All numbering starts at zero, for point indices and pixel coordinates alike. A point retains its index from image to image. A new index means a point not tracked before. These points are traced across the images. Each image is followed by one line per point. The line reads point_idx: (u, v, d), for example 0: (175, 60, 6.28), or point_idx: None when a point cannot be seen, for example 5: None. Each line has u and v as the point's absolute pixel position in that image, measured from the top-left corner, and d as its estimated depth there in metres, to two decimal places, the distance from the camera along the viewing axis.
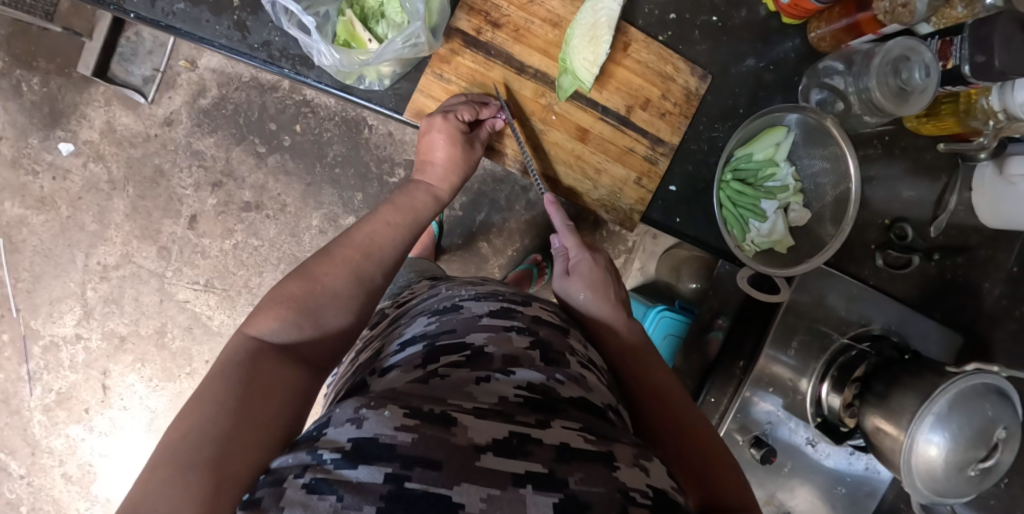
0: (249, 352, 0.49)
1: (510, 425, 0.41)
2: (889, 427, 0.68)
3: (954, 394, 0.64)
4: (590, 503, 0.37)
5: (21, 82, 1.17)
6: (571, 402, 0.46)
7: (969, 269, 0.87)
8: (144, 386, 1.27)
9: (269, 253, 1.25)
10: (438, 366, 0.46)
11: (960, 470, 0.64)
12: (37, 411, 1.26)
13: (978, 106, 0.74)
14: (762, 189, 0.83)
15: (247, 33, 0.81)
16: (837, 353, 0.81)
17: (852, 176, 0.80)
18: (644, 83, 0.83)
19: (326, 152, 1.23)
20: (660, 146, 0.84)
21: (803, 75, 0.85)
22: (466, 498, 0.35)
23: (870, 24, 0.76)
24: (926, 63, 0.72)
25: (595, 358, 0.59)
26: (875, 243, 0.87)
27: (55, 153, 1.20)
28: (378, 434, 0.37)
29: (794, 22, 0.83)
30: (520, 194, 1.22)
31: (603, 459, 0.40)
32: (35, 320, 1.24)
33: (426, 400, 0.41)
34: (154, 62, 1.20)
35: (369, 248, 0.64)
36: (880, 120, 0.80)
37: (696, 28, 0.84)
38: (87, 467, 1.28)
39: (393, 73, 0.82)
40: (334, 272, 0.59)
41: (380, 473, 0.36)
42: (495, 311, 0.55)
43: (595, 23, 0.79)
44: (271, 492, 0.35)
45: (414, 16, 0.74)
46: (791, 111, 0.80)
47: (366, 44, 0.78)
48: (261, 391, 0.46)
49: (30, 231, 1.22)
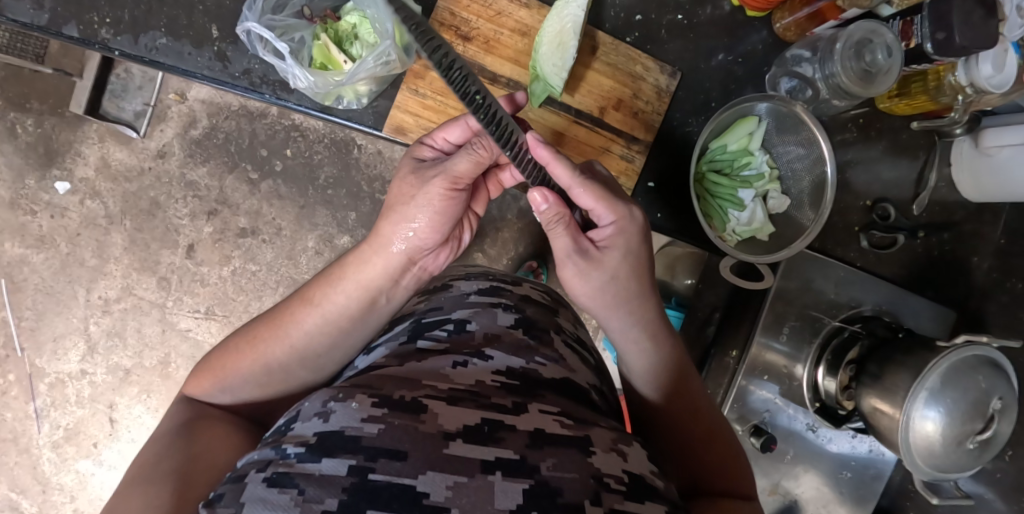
0: (193, 419, 0.59)
1: (483, 412, 0.45)
2: (886, 405, 0.68)
3: (946, 366, 0.64)
4: (562, 490, 0.40)
5: (16, 125, 1.20)
6: (549, 386, 0.51)
7: (958, 245, 0.87)
8: (150, 417, 1.27)
9: (267, 277, 1.27)
10: (424, 339, 0.56)
11: (959, 443, 0.64)
12: (46, 448, 1.27)
13: (946, 81, 0.76)
14: (738, 178, 0.84)
15: (228, 63, 0.83)
16: (830, 336, 0.81)
17: (827, 158, 0.80)
18: (615, 84, 0.85)
19: (317, 174, 1.24)
20: (636, 144, 0.85)
21: (772, 65, 0.86)
22: (431, 486, 0.39)
23: (831, 11, 0.78)
24: (888, 44, 0.74)
25: (582, 334, 0.69)
26: (859, 225, 0.87)
27: (52, 193, 1.22)
28: (344, 426, 0.41)
29: (759, 14, 0.85)
30: (510, 203, 1.23)
31: (580, 445, 0.44)
32: (40, 358, 1.26)
33: (397, 388, 0.46)
34: (145, 97, 1.22)
35: (320, 326, 0.65)
36: (848, 102, 0.81)
37: (663, 27, 0.85)
38: (97, 501, 1.28)
39: (369, 91, 0.84)
40: (276, 351, 0.63)
41: (343, 465, 0.39)
42: (482, 289, 0.65)
43: (561, 30, 0.80)
44: (232, 488, 0.39)
45: (385, 35, 0.78)
46: (760, 101, 0.81)
47: (342, 65, 0.82)
48: (204, 440, 0.56)
49: (31, 270, 1.24)
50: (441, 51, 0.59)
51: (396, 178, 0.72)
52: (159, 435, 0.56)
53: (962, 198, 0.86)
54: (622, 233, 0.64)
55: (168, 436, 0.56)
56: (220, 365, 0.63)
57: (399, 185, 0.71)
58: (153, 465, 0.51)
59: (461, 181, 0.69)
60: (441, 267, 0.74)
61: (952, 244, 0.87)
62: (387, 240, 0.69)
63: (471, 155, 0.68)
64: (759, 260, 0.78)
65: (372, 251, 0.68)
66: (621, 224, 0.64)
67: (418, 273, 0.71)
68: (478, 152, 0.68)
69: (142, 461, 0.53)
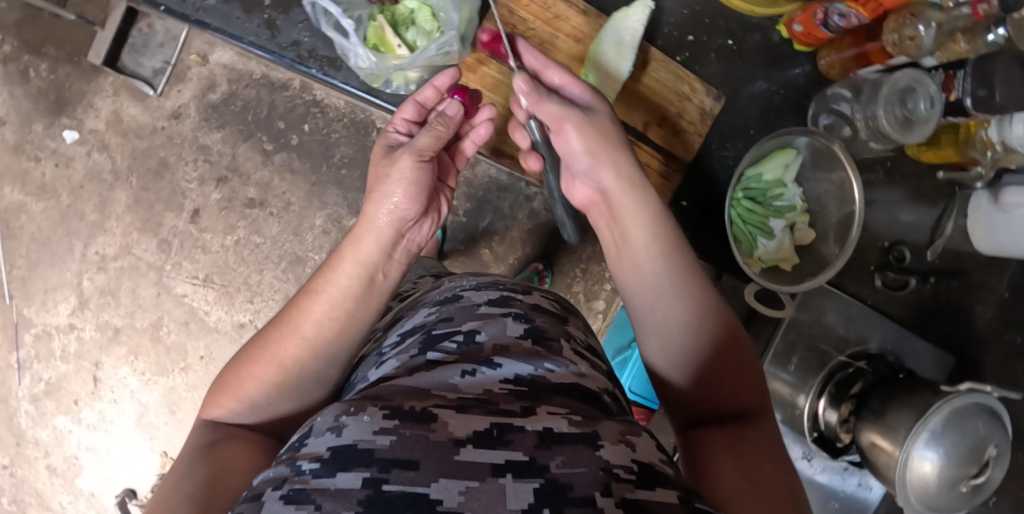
0: (216, 440, 0.59)
1: (492, 418, 0.46)
2: (885, 443, 0.70)
3: (947, 413, 0.66)
4: (571, 486, 0.40)
5: (29, 68, 1.18)
6: (559, 390, 0.52)
7: (963, 293, 0.91)
8: (136, 380, 1.25)
9: (270, 251, 1.24)
10: (434, 351, 0.56)
11: (953, 486, 0.66)
12: (25, 401, 1.25)
13: (978, 136, 0.77)
14: (771, 208, 0.86)
15: (277, 33, 0.91)
16: (834, 371, 0.83)
17: (857, 199, 0.83)
18: (662, 101, 0.87)
19: (332, 152, 1.23)
20: (675, 162, 0.87)
21: (813, 101, 0.91)
22: (443, 494, 0.39)
23: (879, 55, 0.82)
24: (931, 94, 0.76)
25: (592, 343, 0.69)
26: (875, 264, 0.92)
27: (59, 142, 1.20)
28: (357, 440, 0.42)
29: (806, 49, 0.90)
30: (523, 203, 1.24)
31: (588, 440, 0.44)
32: (29, 308, 1.23)
33: (407, 400, 0.47)
34: (165, 55, 1.21)
35: (325, 313, 0.64)
36: (885, 145, 0.84)
37: (713, 50, 0.91)
38: (72, 460, 1.26)
39: (419, 78, 0.90)
40: (287, 347, 0.62)
41: (358, 479, 0.39)
42: (493, 300, 0.65)
43: (620, 42, 0.84)
44: (249, 507, 0.40)
45: (449, 27, 0.84)
46: (801, 134, 0.83)
47: (395, 49, 0.84)
48: (227, 462, 0.55)
49: (28, 218, 1.22)
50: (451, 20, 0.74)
51: (371, 163, 0.75)
52: (184, 460, 0.56)
53: (974, 249, 0.89)
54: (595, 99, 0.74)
55: (192, 459, 0.56)
56: (236, 378, 0.63)
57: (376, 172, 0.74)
58: (173, 491, 0.51)
59: (425, 152, 0.73)
60: (428, 237, 0.75)
61: (959, 291, 0.91)
62: (371, 218, 0.69)
63: (431, 132, 0.74)
64: (783, 287, 0.81)
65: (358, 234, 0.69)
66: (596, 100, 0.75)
67: (407, 247, 0.71)
68: (437, 128, 0.75)
69: (166, 486, 0.52)
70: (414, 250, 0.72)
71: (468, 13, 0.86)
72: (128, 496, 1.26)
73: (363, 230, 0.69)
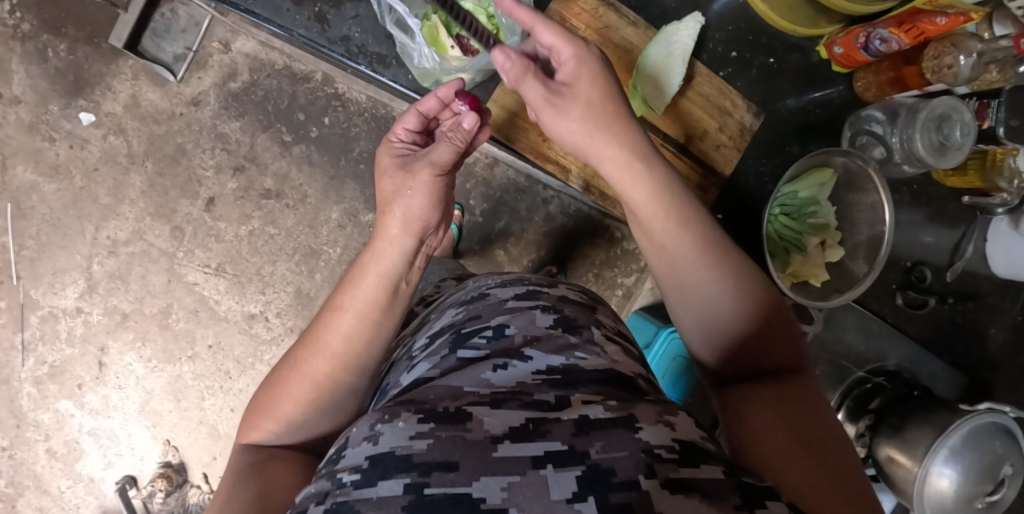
0: (254, 463, 0.56)
1: (528, 411, 0.45)
2: (903, 458, 0.73)
3: (967, 431, 0.69)
4: (614, 470, 0.40)
5: (47, 47, 1.16)
6: (592, 376, 0.51)
7: (980, 316, 0.93)
8: (142, 366, 1.24)
9: (284, 242, 1.24)
10: (465, 347, 0.55)
11: (969, 502, 0.68)
12: (27, 383, 1.23)
13: (1006, 165, 0.81)
14: (807, 225, 0.91)
15: (326, 27, 0.92)
16: (854, 385, 0.88)
17: (887, 219, 0.84)
18: (704, 116, 0.91)
19: (352, 146, 1.23)
20: (713, 176, 0.91)
21: (846, 121, 0.94)
22: (487, 491, 0.38)
23: (916, 78, 0.84)
24: (965, 122, 0.79)
25: (622, 329, 0.67)
26: (896, 283, 0.95)
27: (75, 123, 1.19)
28: (394, 447, 0.41)
29: (842, 70, 0.93)
30: (540, 206, 1.25)
31: (626, 423, 0.44)
32: (35, 290, 1.22)
33: (441, 400, 0.47)
34: (187, 41, 1.20)
35: (355, 327, 0.61)
36: (919, 168, 0.86)
37: (754, 67, 0.94)
38: (74, 444, 1.25)
39: (469, 82, 0.93)
40: (318, 364, 0.60)
41: (399, 485, 0.39)
42: (519, 294, 0.64)
43: (669, 56, 0.88)
44: None
45: (509, 34, 0.89)
46: (841, 155, 0.85)
47: (449, 49, 0.89)
48: (273, 486, 0.53)
49: (40, 199, 1.20)
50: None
51: (379, 178, 0.70)
52: (229, 488, 0.54)
53: (990, 273, 0.92)
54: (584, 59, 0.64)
55: (236, 484, 0.54)
56: (270, 399, 0.60)
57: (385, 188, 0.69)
58: None
59: (444, 168, 0.68)
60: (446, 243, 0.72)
61: (975, 313, 0.93)
62: (393, 232, 0.66)
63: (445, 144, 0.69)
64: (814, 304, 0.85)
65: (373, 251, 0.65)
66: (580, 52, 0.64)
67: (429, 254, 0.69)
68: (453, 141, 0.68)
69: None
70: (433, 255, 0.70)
71: None
72: (129, 483, 1.26)
73: (382, 246, 0.65)
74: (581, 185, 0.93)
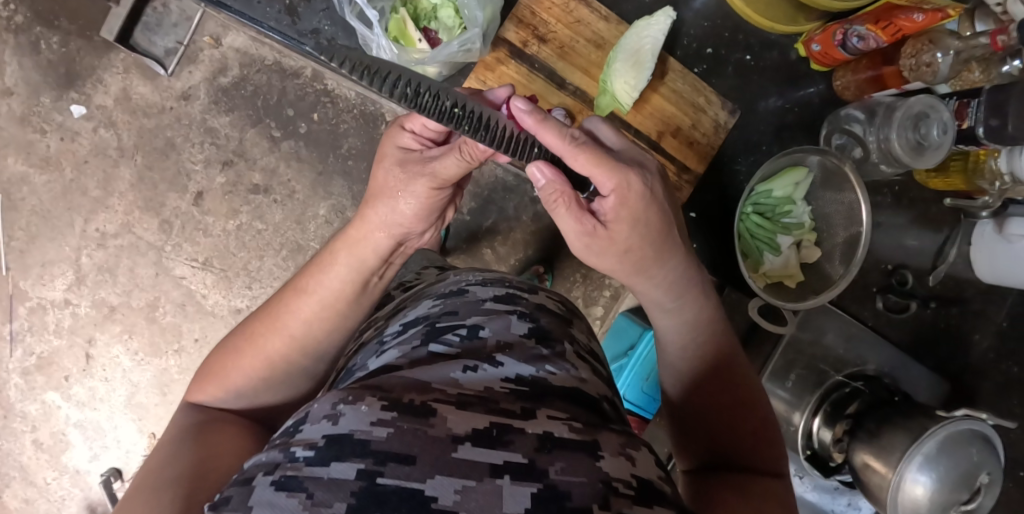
0: (199, 423, 0.59)
1: (492, 417, 0.44)
2: (878, 464, 0.72)
3: (942, 437, 0.68)
4: (570, 494, 0.39)
5: (40, 40, 1.17)
6: (560, 393, 0.50)
7: (961, 320, 0.93)
8: (129, 359, 1.25)
9: (272, 238, 1.24)
10: (437, 341, 0.54)
11: (944, 511, 0.67)
12: (15, 374, 1.24)
13: (987, 166, 0.78)
14: (780, 224, 0.90)
15: (297, 19, 0.94)
16: (831, 389, 0.85)
17: (864, 221, 0.84)
18: (677, 112, 0.90)
19: (340, 143, 1.22)
20: (687, 173, 0.91)
21: (826, 120, 0.93)
22: (440, 491, 0.38)
23: (894, 79, 0.83)
24: (943, 121, 0.76)
25: (594, 348, 0.66)
26: (877, 287, 0.95)
27: (66, 115, 1.20)
28: (353, 429, 0.40)
29: (822, 69, 0.93)
30: (528, 204, 1.24)
31: (589, 448, 0.43)
32: (25, 281, 1.23)
33: (407, 391, 0.45)
34: (179, 35, 1.20)
35: (316, 313, 0.65)
36: (895, 169, 0.85)
37: (731, 65, 0.94)
38: (60, 436, 1.25)
39: (437, 74, 0.93)
40: (276, 344, 0.64)
41: (352, 469, 0.38)
42: (498, 296, 0.63)
43: (639, 49, 0.87)
44: (240, 492, 0.38)
45: (473, 24, 0.85)
46: (814, 154, 0.85)
47: (416, 43, 0.88)
48: (216, 441, 0.56)
49: (30, 190, 1.21)
50: (405, 80, 0.58)
51: (378, 172, 0.69)
52: (170, 440, 0.57)
53: (973, 277, 0.91)
54: (618, 200, 0.62)
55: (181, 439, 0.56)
56: (223, 366, 0.64)
57: (381, 182, 0.68)
58: (162, 468, 0.51)
59: (445, 183, 0.67)
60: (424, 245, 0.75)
61: (958, 318, 0.93)
62: (373, 228, 0.68)
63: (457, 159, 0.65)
64: (787, 305, 0.83)
65: (345, 245, 0.68)
66: (617, 196, 0.62)
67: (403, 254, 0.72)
68: (466, 159, 0.64)
69: (152, 463, 0.52)
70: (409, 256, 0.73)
71: (493, 11, 0.87)
72: (114, 475, 1.26)
73: (355, 240, 0.68)
74: None
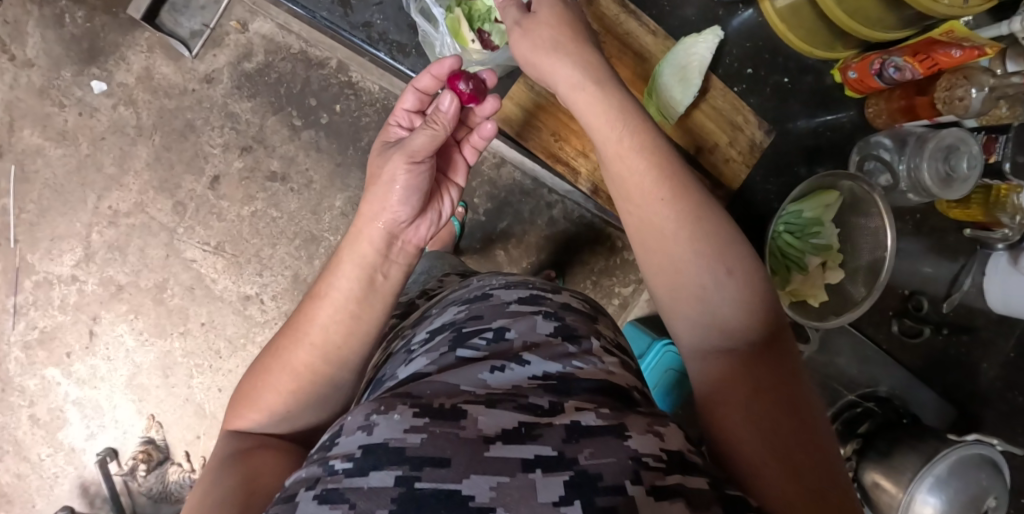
0: (239, 448, 0.56)
1: (522, 415, 0.44)
2: (887, 484, 0.80)
3: (952, 461, 0.75)
4: (602, 475, 0.38)
5: (65, 13, 1.16)
6: (587, 385, 0.49)
7: (971, 349, 0.96)
8: (133, 339, 1.24)
9: (286, 226, 1.24)
10: (464, 345, 0.54)
11: None
12: (16, 347, 1.23)
13: (1010, 200, 0.82)
14: (808, 244, 0.92)
15: (349, 12, 0.95)
16: (842, 408, 0.99)
17: (888, 247, 0.86)
18: (715, 128, 0.92)
19: (361, 136, 1.23)
20: (720, 190, 0.93)
21: (855, 146, 0.96)
22: (476, 490, 0.37)
23: (926, 110, 0.86)
24: (973, 155, 0.82)
25: (621, 341, 0.66)
26: (893, 310, 0.99)
27: (86, 90, 1.19)
28: (387, 438, 0.40)
29: (856, 95, 0.95)
30: (544, 209, 1.25)
31: (616, 431, 0.42)
32: (32, 254, 1.21)
33: (436, 396, 0.45)
34: (205, 18, 1.20)
35: (332, 318, 0.60)
36: (922, 198, 0.89)
37: (769, 86, 0.96)
38: (57, 412, 1.24)
39: None
40: (301, 354, 0.59)
41: (390, 477, 0.37)
42: (522, 298, 0.63)
43: (687, 65, 0.89)
44: (284, 508, 0.38)
45: None
46: (846, 179, 0.87)
47: (468, 43, 0.88)
48: (258, 467, 0.53)
49: (44, 163, 1.20)
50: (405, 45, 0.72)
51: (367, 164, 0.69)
52: (212, 471, 0.54)
53: (986, 307, 0.94)
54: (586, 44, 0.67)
55: (224, 466, 0.53)
56: (254, 387, 0.60)
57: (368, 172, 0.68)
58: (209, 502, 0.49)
59: (421, 154, 0.66)
60: (426, 237, 0.69)
61: (967, 347, 0.96)
62: (369, 220, 0.64)
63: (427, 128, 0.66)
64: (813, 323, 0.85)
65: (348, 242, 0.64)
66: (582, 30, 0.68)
67: (404, 248, 0.66)
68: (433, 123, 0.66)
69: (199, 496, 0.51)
70: (415, 250, 0.67)
71: None
72: (110, 455, 1.24)
73: (357, 236, 0.64)
74: (590, 188, 0.95)
